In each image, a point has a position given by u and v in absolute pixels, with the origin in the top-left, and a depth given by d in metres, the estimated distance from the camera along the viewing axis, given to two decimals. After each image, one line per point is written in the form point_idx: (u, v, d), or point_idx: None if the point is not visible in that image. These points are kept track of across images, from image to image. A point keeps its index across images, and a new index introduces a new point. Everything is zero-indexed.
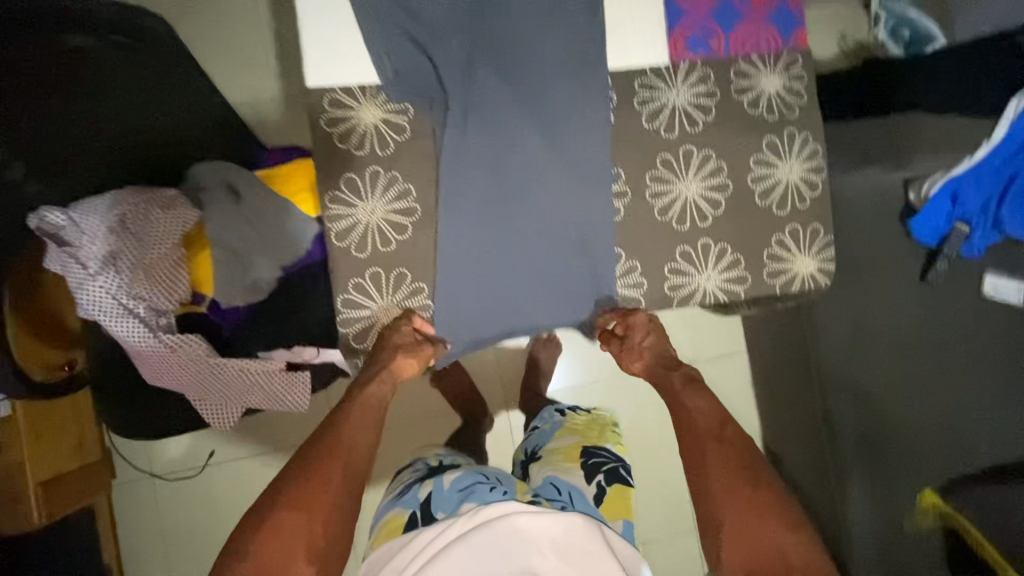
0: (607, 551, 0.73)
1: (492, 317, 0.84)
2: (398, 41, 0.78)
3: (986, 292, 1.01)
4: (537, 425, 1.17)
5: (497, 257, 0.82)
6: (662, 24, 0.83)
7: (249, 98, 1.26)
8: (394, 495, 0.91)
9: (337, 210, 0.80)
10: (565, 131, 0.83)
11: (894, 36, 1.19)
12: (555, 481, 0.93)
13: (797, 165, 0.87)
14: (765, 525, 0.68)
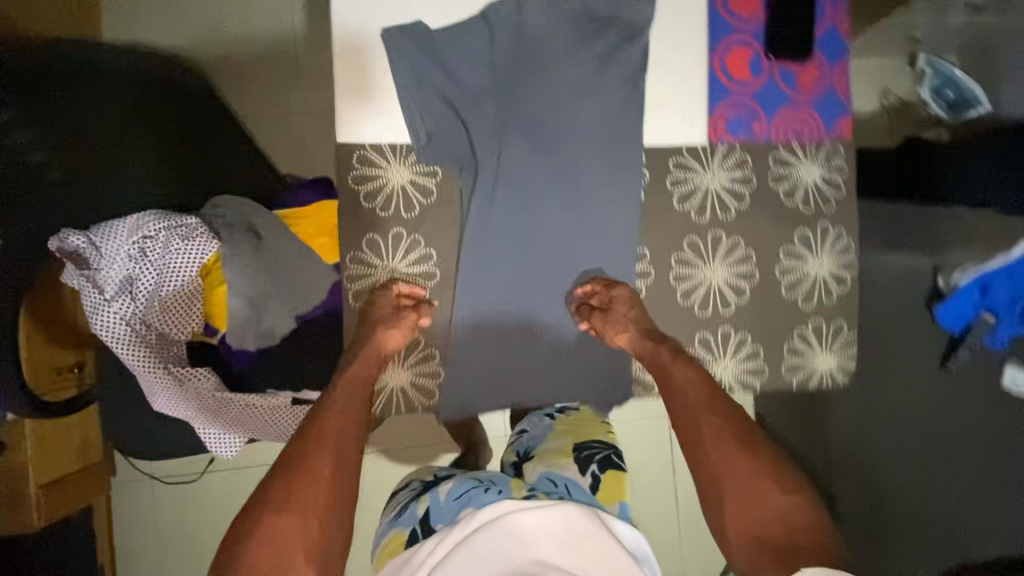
0: (614, 542, 0.62)
1: (503, 388, 0.83)
2: (436, 107, 0.79)
3: (1004, 384, 1.05)
4: (524, 428, 0.85)
5: (514, 329, 0.82)
6: (703, 105, 0.82)
7: None
8: (392, 516, 0.75)
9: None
10: (594, 207, 0.82)
11: (937, 93, 1.08)
12: (551, 473, 0.70)
13: (828, 261, 0.83)
14: (765, 492, 0.69)
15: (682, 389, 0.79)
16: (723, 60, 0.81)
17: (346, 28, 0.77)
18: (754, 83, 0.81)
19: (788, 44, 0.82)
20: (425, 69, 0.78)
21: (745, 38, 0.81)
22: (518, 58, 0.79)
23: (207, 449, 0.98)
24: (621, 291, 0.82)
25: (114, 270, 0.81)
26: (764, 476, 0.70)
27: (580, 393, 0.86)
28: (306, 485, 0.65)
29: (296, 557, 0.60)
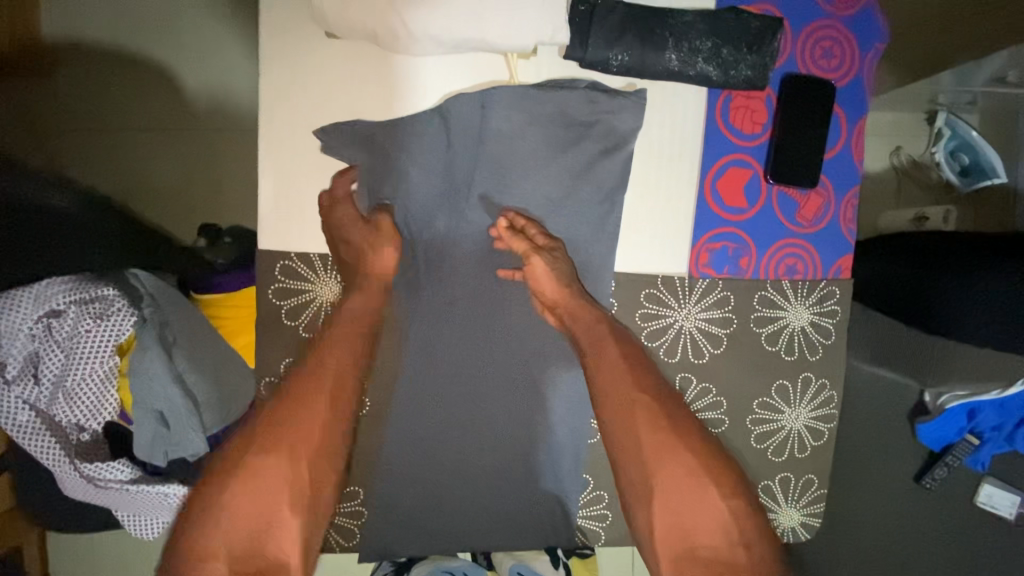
0: None
1: (431, 532, 0.74)
2: (381, 215, 0.68)
3: (978, 498, 1.06)
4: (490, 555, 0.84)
5: (452, 469, 0.73)
6: (688, 232, 0.71)
7: (220, 152, 1.10)
8: None
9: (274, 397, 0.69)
10: (552, 336, 0.73)
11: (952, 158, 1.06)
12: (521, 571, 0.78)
13: (803, 414, 0.76)
14: (692, 524, 0.59)
15: (608, 383, 0.67)
16: (715, 182, 0.71)
17: (275, 114, 0.64)
18: (748, 211, 0.72)
19: (794, 169, 0.71)
20: (367, 169, 0.67)
21: (743, 157, 0.71)
22: (478, 164, 0.68)
23: (126, 527, 0.93)
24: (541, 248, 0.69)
25: (16, 349, 0.77)
26: (696, 491, 0.60)
27: (518, 545, 0.76)
28: (296, 442, 0.61)
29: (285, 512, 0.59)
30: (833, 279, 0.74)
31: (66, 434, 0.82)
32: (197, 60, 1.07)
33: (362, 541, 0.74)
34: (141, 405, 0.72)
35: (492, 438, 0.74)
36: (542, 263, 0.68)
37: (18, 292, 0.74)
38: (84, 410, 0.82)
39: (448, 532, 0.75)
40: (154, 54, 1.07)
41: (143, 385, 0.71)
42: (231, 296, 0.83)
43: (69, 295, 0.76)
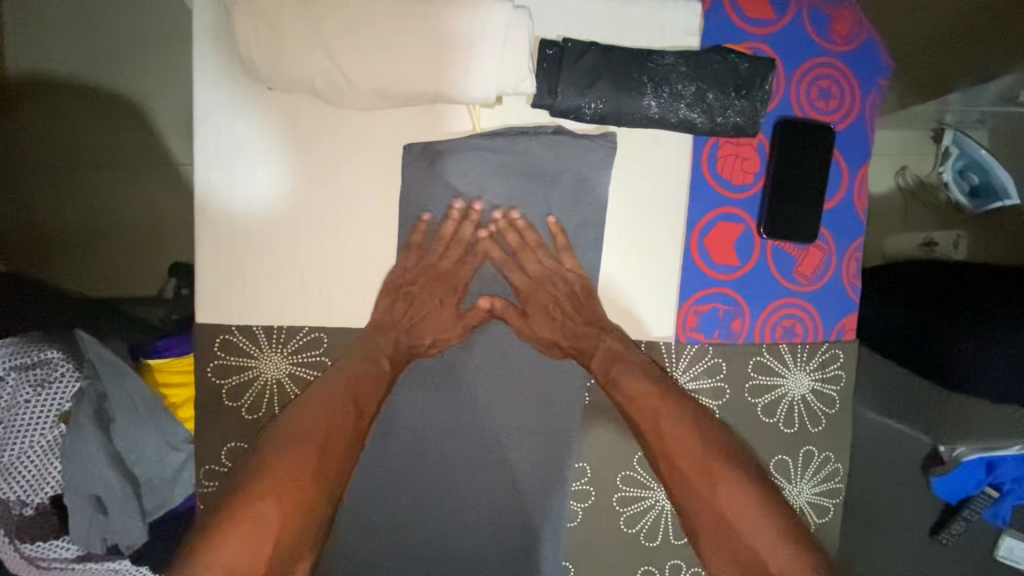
0: None
1: None
2: (332, 279, 0.62)
3: (997, 553, 1.00)
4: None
5: (419, 561, 0.66)
6: (671, 294, 0.65)
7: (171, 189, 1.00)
8: None
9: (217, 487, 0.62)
10: (526, 411, 0.66)
11: (960, 177, 0.97)
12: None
13: (806, 489, 0.69)
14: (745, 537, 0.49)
15: (632, 401, 0.60)
16: (702, 239, 0.64)
17: (211, 175, 0.58)
18: (741, 268, 0.65)
19: (789, 222, 0.64)
20: (315, 233, 0.61)
21: (733, 210, 0.64)
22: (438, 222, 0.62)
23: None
24: (563, 268, 0.63)
25: None
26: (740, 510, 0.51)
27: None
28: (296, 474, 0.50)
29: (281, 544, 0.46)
30: (836, 340, 0.67)
31: (7, 511, 0.75)
32: (155, 96, 0.99)
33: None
34: (73, 492, 0.65)
35: (460, 525, 0.66)
36: (544, 267, 0.63)
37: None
38: (26, 483, 0.76)
39: None
40: (106, 91, 0.97)
41: (74, 472, 0.65)
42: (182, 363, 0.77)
43: (10, 360, 0.74)
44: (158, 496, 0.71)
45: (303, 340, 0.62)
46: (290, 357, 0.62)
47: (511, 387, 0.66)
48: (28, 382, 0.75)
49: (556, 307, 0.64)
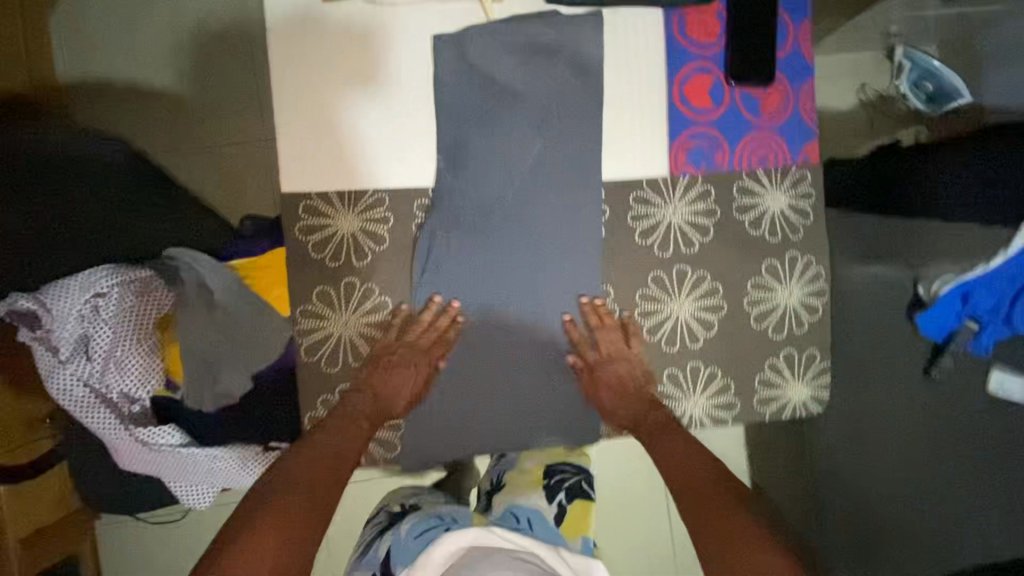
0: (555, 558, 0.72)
1: (465, 441, 0.81)
2: (382, 146, 0.75)
3: (990, 388, 1.03)
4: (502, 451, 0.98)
5: (480, 379, 0.80)
6: (663, 134, 0.79)
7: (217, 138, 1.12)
8: (357, 555, 0.86)
9: (310, 323, 0.77)
10: (555, 247, 0.78)
11: (916, 87, 1.09)
12: (515, 508, 0.83)
13: (796, 290, 0.81)
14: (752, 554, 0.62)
15: (667, 457, 0.75)
16: (682, 87, 0.79)
17: (280, 70, 0.73)
18: (716, 111, 0.79)
19: (749, 70, 0.79)
20: (368, 112, 0.74)
21: (704, 64, 0.79)
22: (466, 93, 0.75)
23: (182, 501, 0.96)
24: (633, 350, 0.80)
25: (68, 330, 0.86)
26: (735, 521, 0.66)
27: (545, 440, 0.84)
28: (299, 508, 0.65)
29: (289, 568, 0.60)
30: (804, 165, 0.81)
31: (118, 408, 0.88)
32: (199, 64, 1.12)
33: (403, 449, 0.81)
34: (190, 354, 0.80)
35: (510, 345, 0.79)
36: (612, 332, 0.80)
37: (65, 280, 0.85)
38: (133, 379, 0.88)
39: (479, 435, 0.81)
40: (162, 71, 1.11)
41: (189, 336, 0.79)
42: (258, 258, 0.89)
43: (112, 278, 0.86)
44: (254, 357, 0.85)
45: (369, 200, 0.76)
46: (359, 215, 0.76)
47: (554, 234, 0.78)
48: (129, 291, 0.88)
49: (621, 378, 0.80)
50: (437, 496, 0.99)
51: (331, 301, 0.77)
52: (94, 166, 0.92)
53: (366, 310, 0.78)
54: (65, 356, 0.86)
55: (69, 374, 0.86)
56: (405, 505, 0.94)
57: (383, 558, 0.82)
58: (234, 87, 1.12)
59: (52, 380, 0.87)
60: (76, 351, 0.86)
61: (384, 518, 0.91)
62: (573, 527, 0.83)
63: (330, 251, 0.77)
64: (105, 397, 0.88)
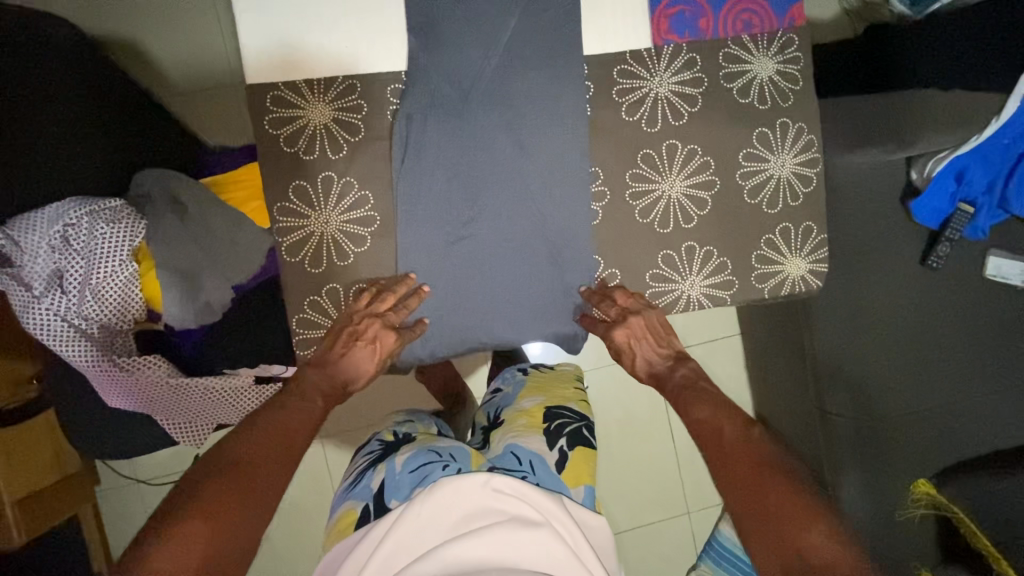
0: (566, 516, 0.76)
1: (461, 336, 0.81)
2: (350, 31, 0.72)
3: (987, 272, 1.09)
4: (498, 389, 1.08)
5: (471, 271, 0.79)
6: (645, 2, 0.74)
7: (198, 77, 1.13)
8: (349, 484, 0.87)
9: (288, 221, 0.75)
10: (537, 126, 0.75)
11: None
12: (515, 449, 0.86)
13: (788, 159, 0.79)
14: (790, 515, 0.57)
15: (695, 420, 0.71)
16: None
17: None
18: None
19: None
20: None
21: None
22: None
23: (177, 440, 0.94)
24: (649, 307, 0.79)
25: (39, 265, 0.82)
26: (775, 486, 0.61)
27: (541, 330, 0.83)
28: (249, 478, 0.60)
29: (230, 546, 0.55)
30: (790, 28, 0.78)
31: (99, 343, 0.85)
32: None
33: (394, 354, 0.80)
34: (165, 267, 0.76)
35: (499, 235, 0.78)
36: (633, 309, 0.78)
37: (34, 213, 0.82)
38: (112, 310, 0.84)
39: (474, 330, 0.81)
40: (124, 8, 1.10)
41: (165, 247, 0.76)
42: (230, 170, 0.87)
43: (79, 208, 0.83)
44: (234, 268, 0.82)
45: (340, 87, 0.73)
46: (332, 105, 0.73)
47: (536, 111, 0.74)
48: (97, 221, 0.82)
49: (642, 341, 0.79)
50: (426, 422, 1.01)
51: (308, 197, 0.74)
52: (62, 68, 0.87)
53: (349, 211, 0.75)
54: (38, 292, 0.82)
55: (43, 309, 0.82)
56: (396, 434, 0.94)
57: (376, 488, 0.81)
58: (210, 29, 1.13)
59: (27, 317, 0.82)
60: (49, 287, 0.83)
61: (378, 449, 0.90)
62: (576, 472, 0.86)
63: (303, 143, 0.74)
64: (84, 332, 0.84)
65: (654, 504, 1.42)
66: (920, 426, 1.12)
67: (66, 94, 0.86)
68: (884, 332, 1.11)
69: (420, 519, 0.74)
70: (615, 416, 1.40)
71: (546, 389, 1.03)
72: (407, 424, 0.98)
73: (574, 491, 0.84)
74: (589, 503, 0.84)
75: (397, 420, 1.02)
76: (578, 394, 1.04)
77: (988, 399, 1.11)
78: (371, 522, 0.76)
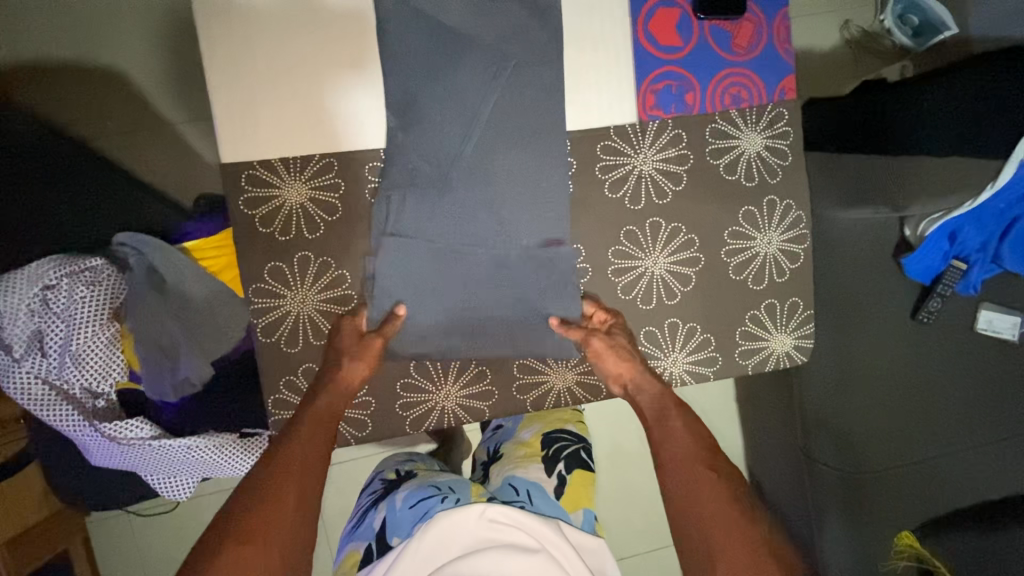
0: (560, 539, 0.78)
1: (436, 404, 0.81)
2: (336, 111, 0.73)
3: (978, 326, 1.07)
4: (499, 423, 1.05)
5: (458, 336, 0.79)
6: (629, 78, 0.74)
7: (185, 120, 1.12)
8: (354, 522, 0.89)
9: (264, 303, 0.76)
10: (515, 204, 0.76)
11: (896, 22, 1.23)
12: (514, 481, 0.89)
13: (775, 237, 0.80)
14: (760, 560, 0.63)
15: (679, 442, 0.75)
16: (647, 24, 0.74)
17: (216, 28, 0.68)
18: (684, 49, 0.74)
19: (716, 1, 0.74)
20: (316, 70, 0.71)
21: None
22: (419, 44, 0.71)
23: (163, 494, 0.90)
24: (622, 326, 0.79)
25: (19, 328, 0.79)
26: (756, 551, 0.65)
27: (523, 399, 0.83)
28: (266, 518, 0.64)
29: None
30: (780, 101, 0.78)
31: (81, 405, 0.82)
32: (159, 43, 1.11)
33: (374, 426, 0.81)
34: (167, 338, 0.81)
35: (477, 308, 0.78)
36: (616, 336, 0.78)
37: (14, 276, 0.79)
38: (94, 373, 0.82)
39: (455, 400, 0.81)
40: (116, 52, 1.10)
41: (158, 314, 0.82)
42: (209, 236, 0.92)
43: (61, 269, 0.80)
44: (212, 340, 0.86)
45: (317, 166, 0.74)
46: (308, 184, 0.75)
47: (516, 188, 0.75)
48: (80, 283, 0.81)
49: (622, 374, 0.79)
50: (427, 461, 1.00)
51: (285, 278, 0.76)
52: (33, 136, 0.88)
53: (330, 288, 0.77)
54: (16, 355, 0.79)
55: (23, 373, 0.80)
56: (398, 472, 0.93)
57: (378, 527, 0.82)
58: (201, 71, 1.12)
59: (6, 382, 0.79)
60: (29, 349, 0.80)
61: (380, 486, 0.90)
62: (574, 496, 0.88)
63: (280, 223, 0.75)
64: (65, 395, 0.82)
65: (643, 543, 1.41)
66: (911, 480, 1.09)
67: (43, 159, 0.87)
68: (877, 385, 1.08)
69: (421, 553, 0.75)
70: (607, 452, 1.38)
71: (544, 414, 1.02)
72: (408, 462, 0.97)
73: (574, 514, 0.86)
74: (590, 527, 0.85)
75: (398, 458, 1.01)
76: (576, 415, 1.04)
77: (982, 452, 1.09)
78: (373, 561, 0.78)
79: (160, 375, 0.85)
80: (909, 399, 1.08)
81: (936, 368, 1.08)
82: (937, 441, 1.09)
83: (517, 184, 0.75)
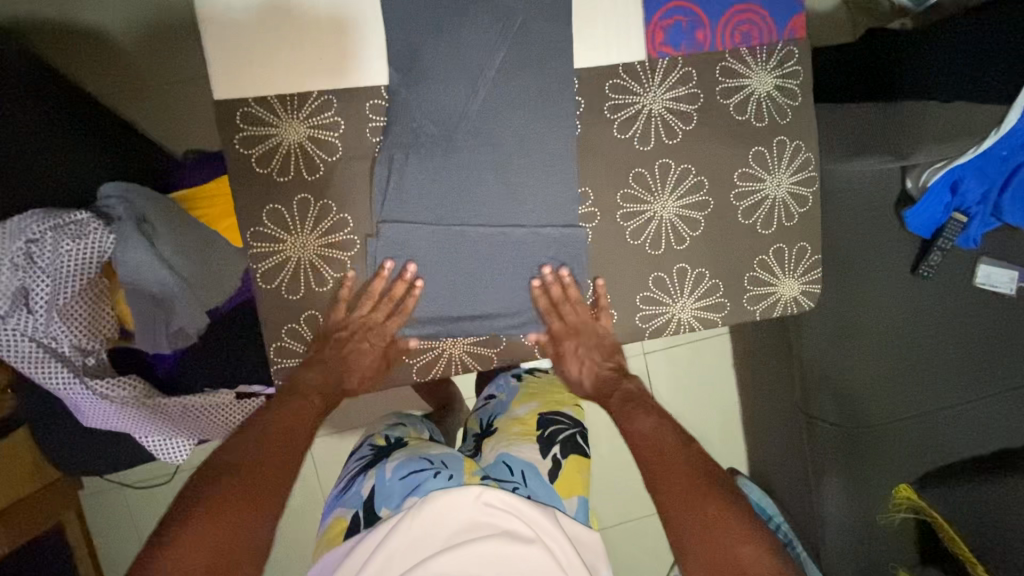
0: (557, 531, 0.76)
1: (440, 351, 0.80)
2: (337, 47, 0.70)
3: (977, 280, 1.08)
4: (492, 394, 1.05)
5: (465, 281, 0.77)
6: (640, 12, 0.73)
7: (172, 72, 1.08)
8: (340, 489, 0.87)
9: (263, 247, 0.74)
10: (521, 143, 0.74)
11: None
12: (508, 459, 0.85)
13: (785, 180, 0.79)
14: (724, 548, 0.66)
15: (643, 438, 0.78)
16: None
17: None
18: None
19: None
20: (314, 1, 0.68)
21: None
22: None
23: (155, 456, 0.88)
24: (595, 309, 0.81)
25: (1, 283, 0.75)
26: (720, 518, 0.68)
27: (530, 346, 0.81)
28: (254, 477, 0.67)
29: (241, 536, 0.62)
30: (791, 40, 0.77)
31: (70, 362, 0.79)
32: None
33: (379, 376, 0.80)
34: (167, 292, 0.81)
35: (482, 251, 0.76)
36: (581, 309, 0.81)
37: None
38: (82, 329, 0.80)
39: (460, 347, 0.80)
40: (95, 2, 1.04)
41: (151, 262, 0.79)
42: (201, 187, 0.89)
43: (42, 222, 0.75)
44: (206, 294, 0.85)
45: (316, 104, 0.72)
46: (307, 123, 0.72)
47: (524, 126, 0.73)
48: (64, 237, 0.76)
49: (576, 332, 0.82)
50: (418, 427, 0.99)
51: (285, 221, 0.74)
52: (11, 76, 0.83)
53: (328, 239, 0.75)
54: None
55: (7, 329, 0.76)
56: (388, 438, 0.92)
57: (366, 496, 0.80)
58: (187, 22, 1.07)
59: None
60: (13, 304, 0.76)
61: (369, 453, 0.88)
62: (569, 483, 0.85)
63: (278, 163, 0.73)
64: (53, 352, 0.79)
65: (641, 504, 1.41)
66: (910, 432, 1.10)
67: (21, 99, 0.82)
68: (879, 338, 1.09)
69: (410, 534, 0.73)
70: (606, 419, 1.38)
71: (540, 392, 1.00)
72: (399, 429, 0.96)
73: (567, 503, 0.83)
74: (582, 517, 0.83)
75: (388, 422, 1.00)
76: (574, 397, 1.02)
77: (979, 404, 1.10)
78: (361, 532, 0.76)
79: (155, 327, 0.82)
80: (909, 352, 1.09)
81: (936, 321, 1.09)
82: (935, 393, 1.10)
83: (525, 122, 0.73)
